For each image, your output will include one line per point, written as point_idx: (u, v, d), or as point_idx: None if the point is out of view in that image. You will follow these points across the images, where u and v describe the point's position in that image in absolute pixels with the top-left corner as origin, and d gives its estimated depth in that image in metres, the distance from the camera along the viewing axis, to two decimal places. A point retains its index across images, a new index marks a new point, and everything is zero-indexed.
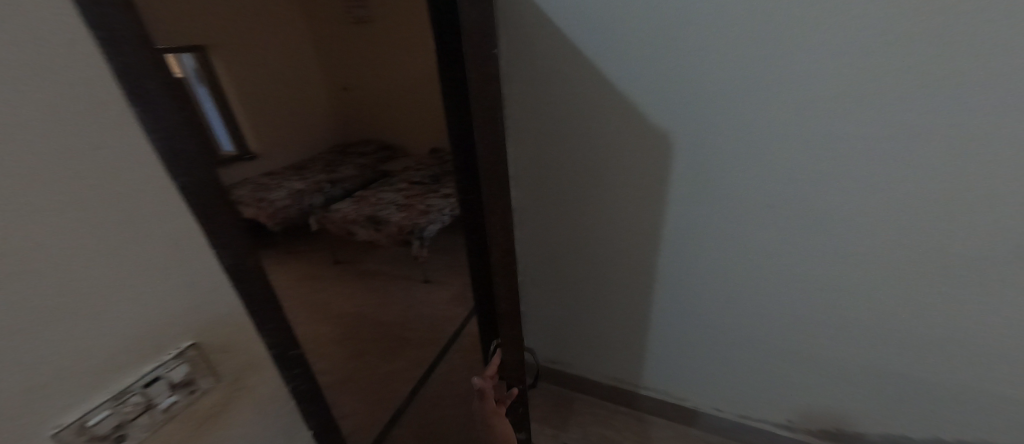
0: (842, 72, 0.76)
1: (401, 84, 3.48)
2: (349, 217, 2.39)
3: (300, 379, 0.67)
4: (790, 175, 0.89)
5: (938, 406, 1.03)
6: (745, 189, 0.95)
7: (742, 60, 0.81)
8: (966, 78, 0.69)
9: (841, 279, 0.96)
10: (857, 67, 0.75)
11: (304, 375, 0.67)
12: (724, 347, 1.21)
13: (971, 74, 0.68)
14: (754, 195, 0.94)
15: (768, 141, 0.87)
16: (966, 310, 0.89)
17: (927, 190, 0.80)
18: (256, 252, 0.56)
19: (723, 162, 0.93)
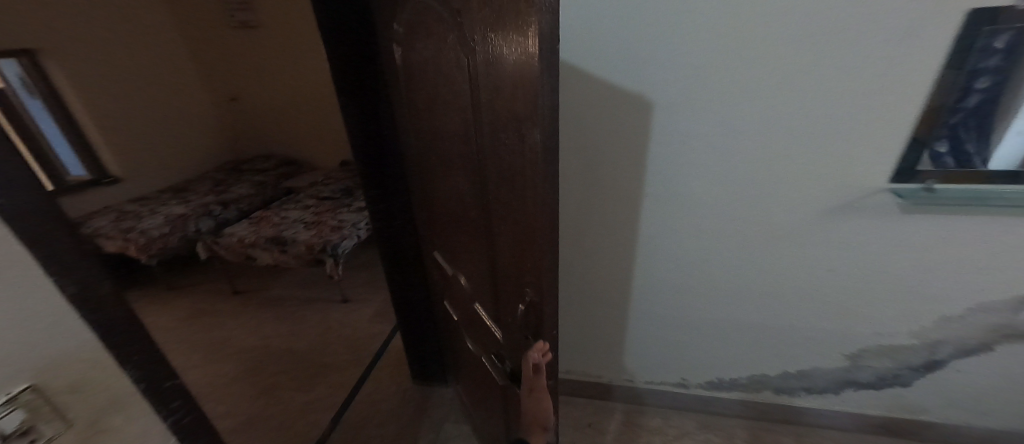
0: (697, 77, 0.90)
1: (300, 93, 3.19)
2: (246, 241, 2.14)
3: (183, 410, 0.60)
4: (684, 164, 1.01)
5: (797, 355, 1.23)
6: (656, 176, 1.05)
7: (632, 61, 0.92)
8: (791, 76, 0.86)
9: (712, 255, 1.13)
10: (702, 71, 0.89)
11: (188, 406, 0.60)
12: (674, 328, 1.29)
13: (798, 73, 0.85)
14: (658, 183, 1.06)
15: (665, 135, 0.99)
16: (834, 269, 1.07)
17: (787, 171, 0.97)
18: (117, 279, 0.49)
19: (636, 152, 1.03)
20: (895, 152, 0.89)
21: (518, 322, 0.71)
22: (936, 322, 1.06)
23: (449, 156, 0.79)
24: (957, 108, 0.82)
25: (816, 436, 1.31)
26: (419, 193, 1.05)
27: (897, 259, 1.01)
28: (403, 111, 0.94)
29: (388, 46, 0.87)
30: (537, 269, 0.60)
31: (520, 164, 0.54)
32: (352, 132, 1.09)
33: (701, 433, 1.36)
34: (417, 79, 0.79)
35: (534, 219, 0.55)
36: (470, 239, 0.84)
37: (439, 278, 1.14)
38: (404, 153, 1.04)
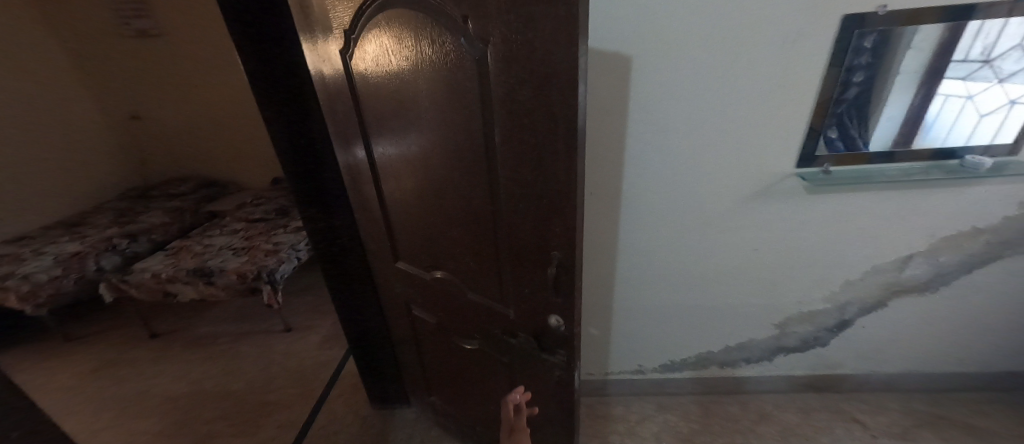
0: (637, 80, 0.96)
1: (217, 108, 2.89)
2: (163, 275, 1.89)
3: None
4: (625, 161, 1.08)
5: (736, 329, 1.34)
6: (605, 175, 1.10)
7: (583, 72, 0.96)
8: (707, 76, 0.94)
9: (655, 244, 1.20)
10: (639, 73, 0.95)
11: None
12: (630, 318, 1.35)
13: (714, 72, 0.94)
14: (605, 182, 1.11)
15: (611, 136, 1.05)
16: (759, 248, 1.18)
17: (710, 163, 1.06)
18: None
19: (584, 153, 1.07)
20: (797, 141, 1.01)
21: (540, 300, 0.75)
22: (843, 285, 1.22)
23: (429, 156, 0.75)
24: (841, 99, 0.95)
25: (756, 400, 1.44)
26: (370, 206, 0.98)
27: (808, 234, 1.14)
28: (338, 120, 0.87)
29: (312, 54, 0.81)
30: (566, 248, 0.65)
31: (552, 163, 0.57)
32: (281, 148, 1.00)
33: (659, 414, 1.43)
34: (374, 82, 0.74)
35: (566, 204, 0.60)
36: (462, 236, 0.81)
37: (409, 287, 1.06)
38: (346, 164, 0.95)
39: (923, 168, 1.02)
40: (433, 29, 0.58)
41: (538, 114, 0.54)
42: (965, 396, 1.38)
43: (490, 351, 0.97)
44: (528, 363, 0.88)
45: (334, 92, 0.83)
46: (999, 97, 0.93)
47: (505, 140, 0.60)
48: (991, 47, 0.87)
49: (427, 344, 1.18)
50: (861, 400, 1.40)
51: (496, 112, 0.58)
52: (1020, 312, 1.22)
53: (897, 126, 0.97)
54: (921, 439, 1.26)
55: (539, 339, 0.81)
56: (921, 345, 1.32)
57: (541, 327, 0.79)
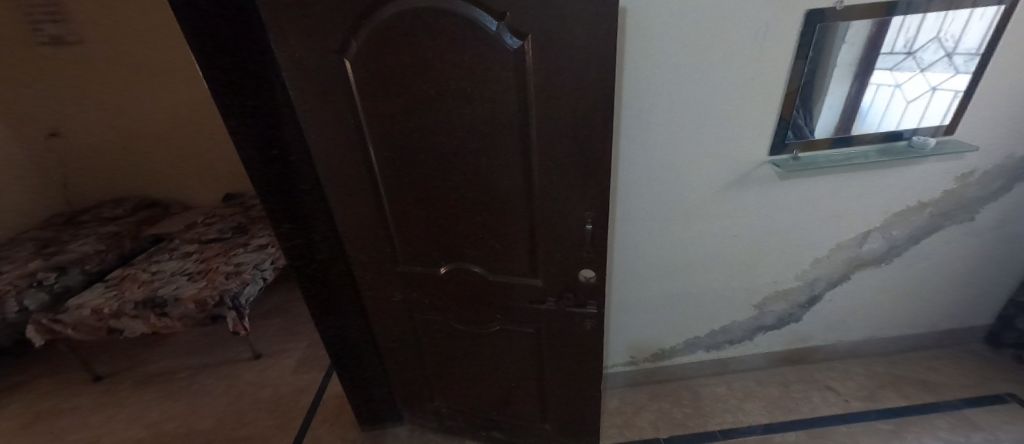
0: (630, 76, 0.98)
1: (156, 120, 2.63)
2: (106, 310, 1.68)
3: None
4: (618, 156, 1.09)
5: (721, 313, 1.39)
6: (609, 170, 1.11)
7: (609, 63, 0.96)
8: (688, 70, 0.97)
9: (642, 237, 1.23)
10: (631, 70, 0.97)
11: None
12: (624, 311, 1.37)
13: (691, 68, 0.97)
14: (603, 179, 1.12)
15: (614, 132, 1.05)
16: (737, 235, 1.24)
17: (691, 155, 1.10)
18: None
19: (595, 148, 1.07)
20: (769, 130, 1.07)
21: (572, 260, 0.92)
22: (812, 263, 1.30)
23: (449, 151, 0.80)
24: (804, 89, 1.01)
25: (740, 378, 1.51)
26: (359, 215, 0.94)
27: (781, 217, 1.21)
28: (314, 127, 0.81)
29: (279, 54, 0.72)
30: (598, 208, 0.84)
31: (587, 135, 0.74)
32: (249, 159, 0.92)
33: (653, 402, 1.46)
34: (374, 82, 0.72)
35: (598, 167, 0.78)
36: (488, 222, 0.90)
37: (415, 290, 1.07)
38: (325, 174, 0.88)
39: (873, 151, 1.11)
40: (466, 30, 0.64)
41: (578, 95, 0.69)
42: (916, 354, 1.52)
43: (515, 327, 1.08)
44: (557, 323, 1.04)
45: (311, 97, 0.76)
46: (921, 84, 1.03)
47: (536, 124, 0.73)
48: (912, 39, 0.97)
49: (434, 345, 1.20)
50: (831, 368, 1.51)
51: (535, 102, 0.70)
52: (956, 274, 1.37)
53: (838, 114, 1.05)
54: (886, 398, 1.37)
55: (567, 296, 0.99)
56: (879, 312, 1.44)
57: (572, 283, 0.96)
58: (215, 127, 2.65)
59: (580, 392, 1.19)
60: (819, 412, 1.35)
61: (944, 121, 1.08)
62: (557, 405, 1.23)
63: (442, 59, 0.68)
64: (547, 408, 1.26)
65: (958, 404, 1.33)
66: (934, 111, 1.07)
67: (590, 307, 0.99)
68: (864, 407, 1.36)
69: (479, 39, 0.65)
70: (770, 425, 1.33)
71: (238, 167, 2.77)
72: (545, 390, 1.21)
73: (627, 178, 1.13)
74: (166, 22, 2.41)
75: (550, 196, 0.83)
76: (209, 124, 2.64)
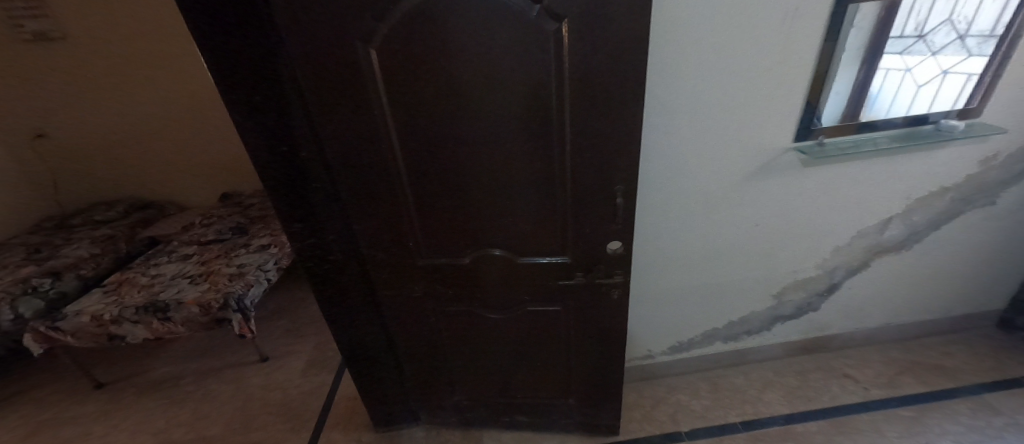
0: (664, 64, 0.94)
1: (150, 120, 2.56)
2: (106, 316, 1.63)
3: None
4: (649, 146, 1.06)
5: (742, 305, 1.38)
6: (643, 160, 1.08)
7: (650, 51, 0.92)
8: (714, 56, 0.94)
9: (663, 229, 1.20)
10: (663, 58, 0.94)
11: None
12: (646, 304, 1.35)
13: (718, 53, 0.94)
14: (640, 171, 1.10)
15: (648, 122, 1.03)
16: (760, 225, 1.21)
17: (713, 145, 1.07)
18: None
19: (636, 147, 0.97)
20: (794, 117, 1.04)
21: (600, 233, 1.04)
22: (833, 251, 1.28)
23: (486, 137, 0.88)
24: (831, 71, 0.98)
25: (758, 369, 1.50)
26: (390, 205, 0.97)
27: (804, 206, 1.19)
28: (347, 116, 0.83)
29: (310, 42, 0.73)
30: (627, 181, 0.95)
31: (616, 112, 0.85)
32: (258, 157, 0.87)
33: (672, 395, 1.44)
34: (413, 67, 0.78)
35: (626, 147, 0.90)
36: (520, 202, 0.98)
37: (442, 278, 1.11)
38: (353, 165, 0.90)
39: (897, 136, 1.09)
40: (507, 20, 0.73)
41: (607, 76, 0.79)
42: (933, 340, 1.52)
43: (547, 306, 1.18)
44: (586, 296, 1.15)
45: (344, 85, 0.78)
46: (932, 68, 1.01)
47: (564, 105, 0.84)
48: (923, 23, 0.96)
49: (458, 333, 1.24)
50: (848, 356, 1.50)
51: (569, 86, 0.80)
52: (973, 259, 1.36)
53: (843, 101, 1.03)
54: (905, 385, 1.37)
55: (595, 269, 1.10)
56: (897, 299, 1.43)
57: (601, 256, 1.08)
58: (214, 126, 2.60)
59: (602, 367, 1.27)
60: (839, 401, 1.35)
61: (957, 105, 1.06)
62: (584, 380, 1.31)
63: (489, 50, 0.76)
64: (569, 384, 1.32)
65: (976, 389, 1.33)
66: (945, 96, 1.05)
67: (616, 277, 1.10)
68: (884, 394, 1.35)
69: (522, 39, 0.75)
70: (791, 415, 1.32)
71: (239, 166, 2.73)
72: (576, 365, 1.29)
73: (655, 169, 1.10)
74: (158, 18, 2.33)
75: (582, 178, 0.95)
76: (207, 124, 2.59)
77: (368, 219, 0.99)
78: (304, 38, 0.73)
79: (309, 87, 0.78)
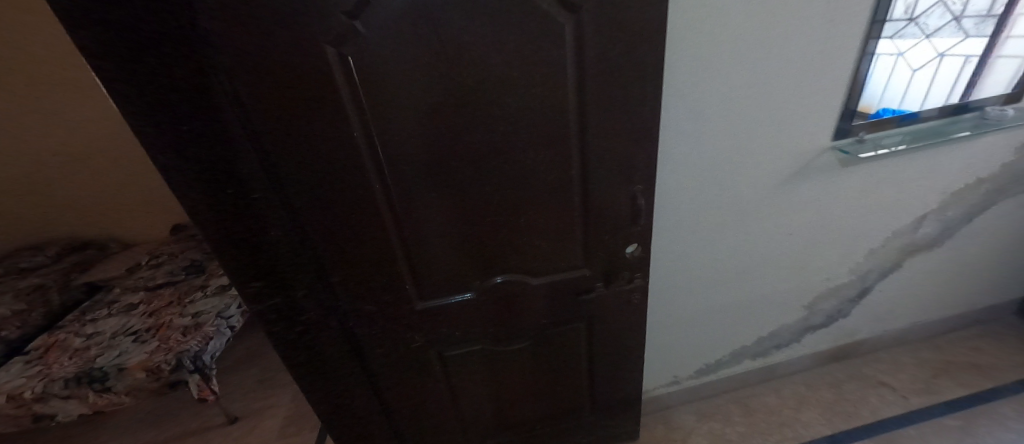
0: (688, 64, 0.79)
1: (41, 147, 2.01)
2: (28, 394, 1.34)
3: None
4: (674, 158, 0.91)
5: (772, 319, 1.26)
6: (664, 174, 0.93)
7: (672, 46, 0.76)
8: (724, 53, 0.79)
9: (691, 247, 1.06)
10: (683, 58, 0.78)
11: None
12: (672, 328, 1.20)
13: (726, 49, 0.79)
14: (663, 186, 0.95)
15: (671, 132, 0.87)
16: (795, 232, 1.09)
17: (749, 150, 0.94)
18: None
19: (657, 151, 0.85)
20: (832, 112, 0.92)
21: (620, 237, 0.94)
22: (867, 255, 1.18)
23: (498, 146, 0.74)
24: (869, 61, 0.87)
25: (790, 384, 1.38)
26: (377, 248, 0.78)
27: (841, 210, 1.07)
28: (318, 143, 0.64)
29: (260, 49, 0.54)
30: (647, 181, 0.87)
31: (639, 105, 0.77)
32: (193, 206, 0.65)
33: (702, 424, 1.30)
34: (402, 73, 0.62)
35: (645, 141, 0.82)
36: (533, 224, 0.86)
37: (445, 323, 0.94)
38: (329, 205, 0.71)
39: (931, 128, 1.00)
40: (514, 8, 0.61)
41: (627, 67, 0.71)
42: (959, 335, 1.45)
43: (565, 325, 1.06)
44: (610, 303, 1.04)
45: (311, 102, 0.60)
46: (927, 51, 0.92)
47: (582, 98, 0.73)
48: (913, 5, 0.85)
49: (468, 376, 1.08)
50: (879, 361, 1.41)
51: (591, 80, 0.71)
52: (999, 250, 1.29)
53: (841, 85, 0.89)
54: (943, 389, 1.29)
55: (617, 276, 1.00)
56: (926, 297, 1.35)
57: (619, 262, 0.98)
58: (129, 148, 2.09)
59: (627, 378, 1.20)
60: (881, 414, 1.25)
61: (950, 100, 0.98)
62: (607, 396, 1.22)
63: (500, 46, 0.63)
64: (589, 404, 1.23)
65: (1015, 387, 1.26)
66: (938, 86, 0.97)
67: (637, 280, 1.02)
68: (926, 402, 1.26)
69: (535, 39, 0.64)
70: (835, 436, 1.21)
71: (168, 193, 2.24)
72: (599, 383, 1.19)
73: (680, 183, 0.95)
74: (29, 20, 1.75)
75: (597, 184, 0.85)
76: (118, 145, 2.06)
77: (350, 268, 0.79)
78: (249, 45, 0.53)
79: (263, 110, 0.59)
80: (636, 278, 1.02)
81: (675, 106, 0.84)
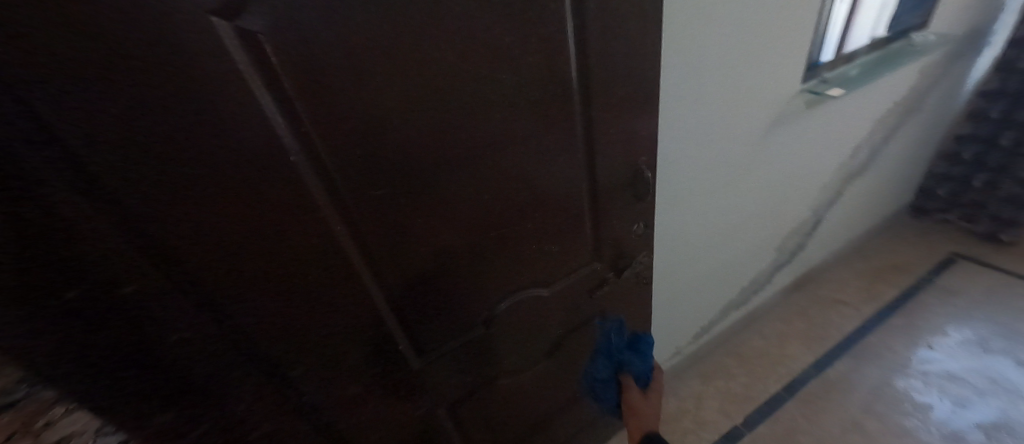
0: (680, 14, 0.67)
1: None
2: None
3: None
4: (672, 125, 0.80)
5: (751, 266, 1.29)
6: (666, 144, 0.82)
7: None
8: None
9: (690, 216, 0.99)
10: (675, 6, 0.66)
11: None
12: (673, 301, 1.15)
13: None
14: (664, 158, 0.84)
15: (668, 95, 0.75)
16: (770, 179, 1.09)
17: (737, 104, 0.87)
18: None
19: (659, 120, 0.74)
20: (804, 54, 0.90)
21: (627, 219, 0.79)
22: (821, 189, 1.27)
23: (499, 141, 0.54)
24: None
25: (768, 322, 1.46)
26: (352, 313, 0.53)
27: (803, 149, 1.11)
28: (246, 189, 0.36)
29: (69, 20, 0.24)
30: (650, 150, 0.73)
31: (642, 66, 0.63)
32: (7, 362, 0.32)
33: (708, 386, 1.31)
34: (360, 53, 0.37)
35: (647, 106, 0.68)
36: (541, 231, 0.69)
37: (450, 373, 0.74)
38: (282, 280, 0.44)
39: (862, 62, 1.08)
40: None
41: (628, 19, 0.56)
42: (878, 241, 1.66)
43: (579, 332, 0.91)
44: (621, 293, 0.91)
45: (216, 119, 0.31)
46: None
47: (584, 64, 0.57)
48: None
49: (480, 423, 0.88)
50: (828, 281, 1.55)
51: (593, 41, 0.55)
52: (902, 163, 1.47)
53: (810, 24, 0.86)
54: (883, 294, 1.46)
55: (624, 263, 0.85)
56: (856, 215, 1.51)
57: (628, 246, 0.83)
58: None
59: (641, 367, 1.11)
60: (846, 330, 1.38)
61: (841, 51, 1.02)
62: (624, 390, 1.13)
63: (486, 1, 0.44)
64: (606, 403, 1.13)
65: (929, 277, 1.48)
66: (830, 39, 0.99)
67: (642, 261, 0.88)
68: (874, 309, 1.42)
69: None
70: (819, 362, 1.30)
71: None
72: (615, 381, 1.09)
73: (679, 151, 0.85)
74: None
75: (604, 167, 0.69)
76: None
77: (315, 352, 0.52)
78: (33, 4, 0.22)
79: (120, 149, 0.28)
80: (640, 260, 0.87)
81: (672, 65, 0.72)
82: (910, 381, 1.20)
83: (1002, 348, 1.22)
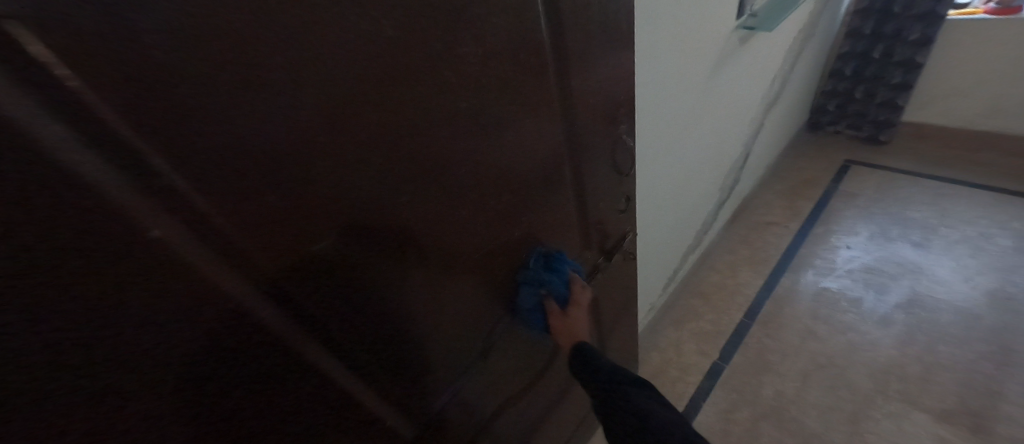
0: None
1: None
2: None
3: None
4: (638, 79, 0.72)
5: (703, 208, 1.33)
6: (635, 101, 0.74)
7: None
8: None
9: (657, 173, 0.94)
10: None
11: None
12: (647, 259, 1.13)
13: None
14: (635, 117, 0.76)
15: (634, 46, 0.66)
16: (715, 121, 1.09)
17: (690, 47, 0.82)
18: None
19: None
20: None
21: (611, 197, 0.70)
22: (750, 121, 1.33)
23: (477, 133, 0.40)
24: None
25: (720, 256, 1.54)
26: (315, 411, 0.37)
27: (738, 86, 1.12)
28: (57, 303, 0.19)
29: None
30: (628, 115, 0.64)
31: (617, 14, 0.51)
32: None
33: (684, 331, 1.35)
34: (233, 18, 0.20)
35: (623, 64, 0.57)
36: (531, 232, 0.56)
37: (454, 423, 0.61)
38: (186, 415, 0.27)
39: None
40: None
41: None
42: (790, 161, 1.84)
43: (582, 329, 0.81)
44: (613, 275, 0.83)
45: None
46: None
47: (557, 15, 0.43)
48: None
49: None
50: (760, 205, 1.69)
51: None
52: (803, 86, 1.61)
53: None
54: (803, 208, 1.63)
55: (612, 245, 0.77)
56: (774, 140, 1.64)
57: (613, 226, 0.75)
58: None
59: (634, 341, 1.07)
60: (782, 247, 1.52)
61: None
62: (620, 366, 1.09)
63: None
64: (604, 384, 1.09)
65: (834, 185, 1.68)
66: None
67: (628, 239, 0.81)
68: (799, 223, 1.58)
69: None
70: (769, 283, 1.42)
71: None
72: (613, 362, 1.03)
73: (645, 106, 0.78)
74: None
75: (586, 144, 0.58)
76: None
77: None
78: None
79: None
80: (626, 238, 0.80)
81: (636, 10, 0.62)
82: (841, 281, 1.36)
83: (899, 234, 1.45)
